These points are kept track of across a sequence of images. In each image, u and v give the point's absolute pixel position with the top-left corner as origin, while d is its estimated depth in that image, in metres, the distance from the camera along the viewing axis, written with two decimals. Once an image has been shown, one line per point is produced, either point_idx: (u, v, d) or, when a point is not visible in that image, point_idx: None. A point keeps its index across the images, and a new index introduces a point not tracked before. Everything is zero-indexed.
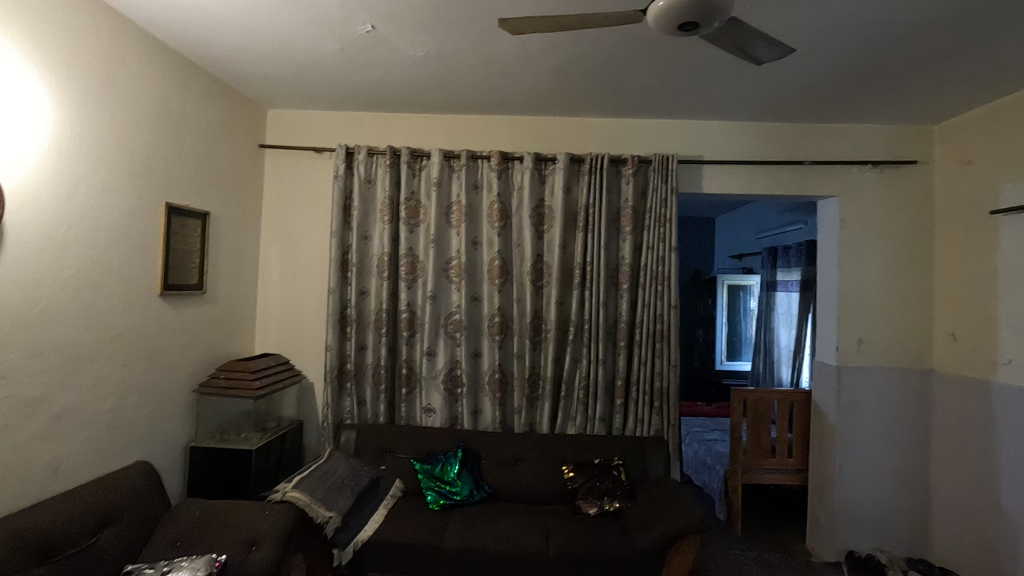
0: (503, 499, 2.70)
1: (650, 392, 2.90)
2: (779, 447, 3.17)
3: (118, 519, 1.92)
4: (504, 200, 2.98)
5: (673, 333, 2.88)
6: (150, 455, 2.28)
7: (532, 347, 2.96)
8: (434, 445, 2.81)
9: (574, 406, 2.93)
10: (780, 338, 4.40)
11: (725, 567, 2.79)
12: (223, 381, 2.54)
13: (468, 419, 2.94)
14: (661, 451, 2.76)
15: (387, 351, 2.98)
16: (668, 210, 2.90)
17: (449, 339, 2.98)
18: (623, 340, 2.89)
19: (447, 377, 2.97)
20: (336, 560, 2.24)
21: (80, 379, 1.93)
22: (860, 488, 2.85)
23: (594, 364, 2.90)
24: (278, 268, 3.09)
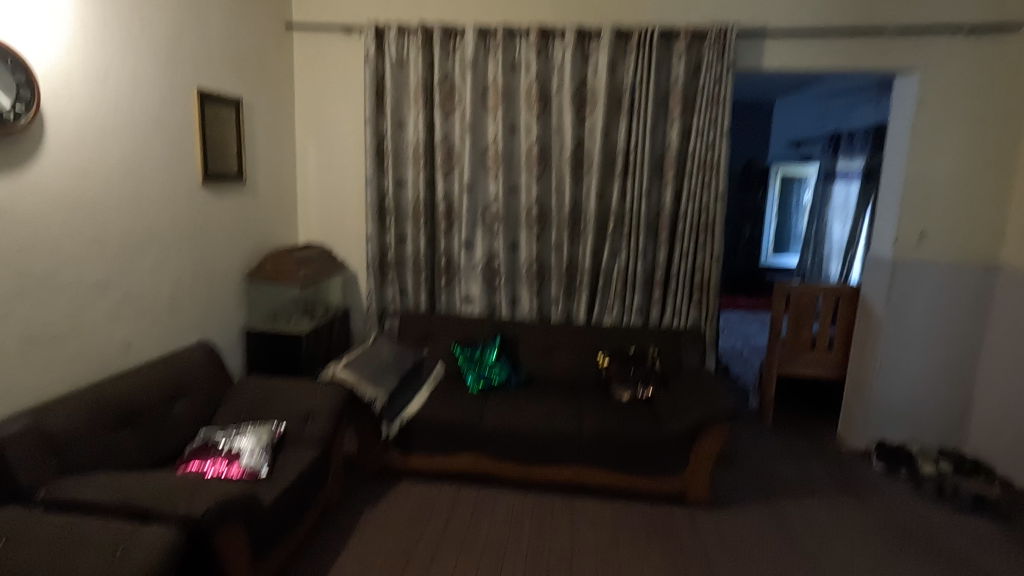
0: (539, 384, 2.81)
1: (689, 284, 2.86)
2: (819, 341, 3.15)
3: (188, 390, 2.11)
4: (543, 82, 2.79)
5: (719, 224, 2.78)
6: (211, 336, 2.45)
7: (571, 238, 2.91)
8: (473, 333, 2.90)
9: (611, 297, 2.94)
10: (834, 232, 4.22)
11: (753, 451, 2.89)
12: (271, 269, 2.64)
13: (506, 308, 3.00)
14: (697, 342, 2.78)
15: (426, 241, 3.00)
16: (722, 90, 2.66)
17: (487, 230, 2.96)
18: (665, 232, 2.81)
19: (485, 268, 3.00)
20: (384, 434, 2.45)
21: (138, 265, 2.03)
22: (900, 383, 2.83)
23: (633, 256, 2.85)
24: (316, 157, 3.06)
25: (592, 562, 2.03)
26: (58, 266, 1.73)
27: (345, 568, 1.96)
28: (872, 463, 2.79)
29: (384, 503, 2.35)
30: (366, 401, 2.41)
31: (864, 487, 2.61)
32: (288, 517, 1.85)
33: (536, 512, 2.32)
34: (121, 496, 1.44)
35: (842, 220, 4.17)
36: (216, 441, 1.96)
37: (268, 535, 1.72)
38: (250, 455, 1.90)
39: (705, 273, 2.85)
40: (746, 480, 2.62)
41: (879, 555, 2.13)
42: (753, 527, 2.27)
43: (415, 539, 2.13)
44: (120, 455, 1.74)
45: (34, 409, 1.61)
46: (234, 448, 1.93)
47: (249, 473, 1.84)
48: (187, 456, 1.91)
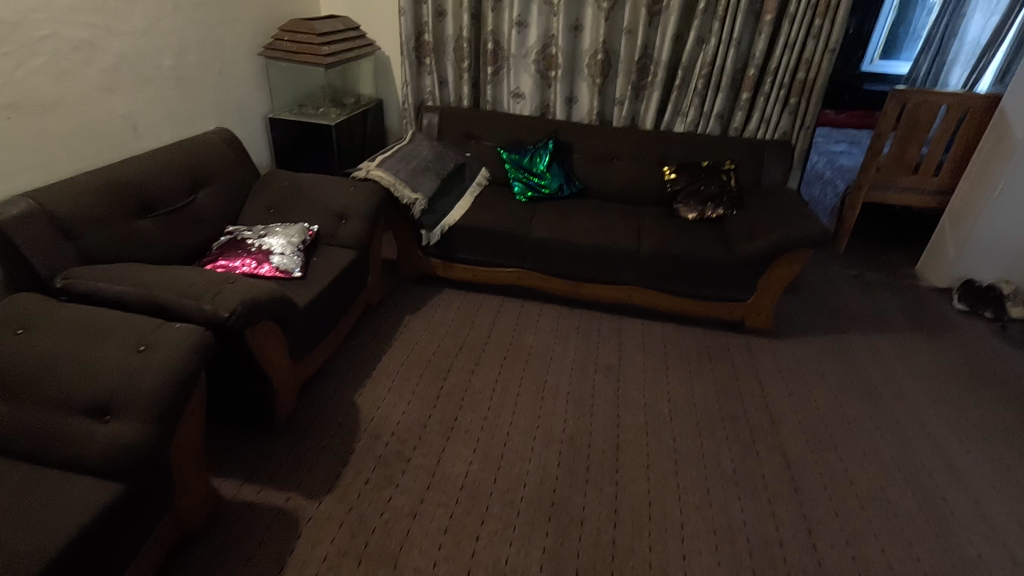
0: (594, 197, 2.52)
1: (788, 85, 2.35)
2: (925, 164, 2.69)
3: (211, 181, 1.90)
4: None
5: (844, 3, 2.15)
6: (230, 123, 2.17)
7: (649, 19, 2.35)
8: (522, 135, 2.54)
9: (688, 97, 2.47)
10: (970, 27, 3.35)
11: (819, 282, 2.66)
12: (289, 44, 2.22)
13: (562, 107, 2.59)
14: (783, 157, 2.38)
15: (470, 19, 2.48)
16: None
17: (545, 6, 2.41)
18: (771, 12, 2.21)
19: (540, 55, 2.51)
20: (424, 242, 2.24)
21: (125, 24, 1.67)
22: (1017, 216, 2.42)
23: (724, 44, 2.30)
24: None
25: (639, 380, 1.96)
26: (24, 16, 1.41)
27: (388, 368, 1.93)
28: (953, 301, 2.54)
29: (425, 309, 2.28)
30: (404, 204, 2.17)
31: (939, 325, 2.40)
32: (326, 320, 1.77)
33: (582, 328, 2.22)
34: (142, 289, 1.31)
35: (987, 11, 3.29)
36: (244, 239, 1.81)
37: (306, 335, 1.65)
38: (282, 255, 1.75)
39: (812, 70, 2.32)
40: (810, 310, 2.43)
41: (948, 392, 1.99)
42: (813, 357, 2.13)
43: (457, 345, 2.08)
44: (142, 246, 1.61)
45: (36, 191, 1.44)
46: (263, 247, 1.78)
47: (282, 273, 1.72)
48: (214, 253, 1.77)
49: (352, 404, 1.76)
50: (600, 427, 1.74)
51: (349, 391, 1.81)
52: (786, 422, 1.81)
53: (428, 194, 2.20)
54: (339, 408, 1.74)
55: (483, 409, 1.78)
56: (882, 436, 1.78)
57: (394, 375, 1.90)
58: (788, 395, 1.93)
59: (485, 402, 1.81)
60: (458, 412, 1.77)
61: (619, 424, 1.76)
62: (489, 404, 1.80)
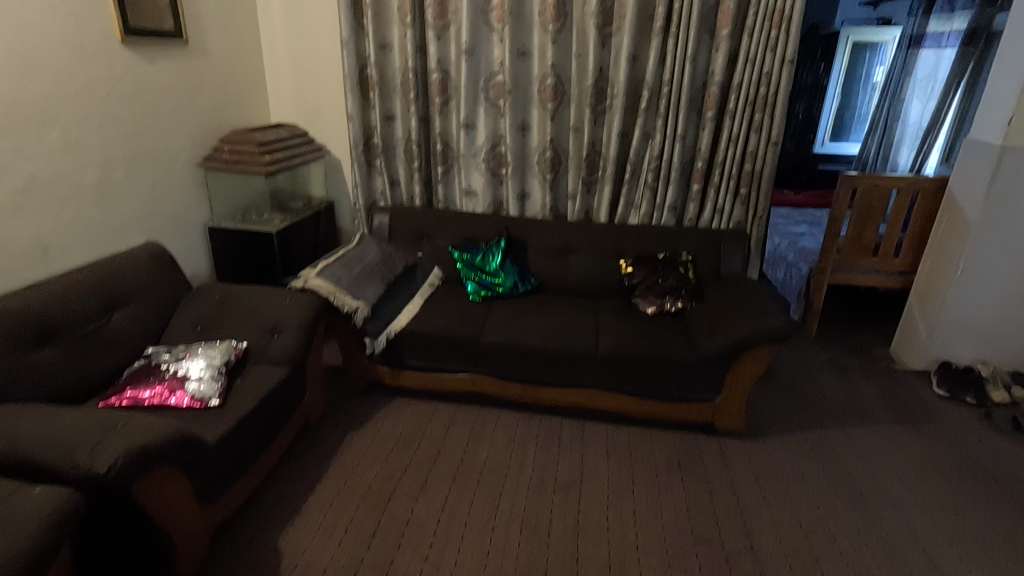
0: (551, 292, 2.44)
1: (736, 176, 2.34)
2: (884, 245, 2.66)
3: (131, 299, 1.78)
4: None
5: (782, 99, 2.19)
6: (163, 235, 2.07)
7: (594, 118, 2.37)
8: (475, 232, 2.48)
9: (640, 191, 2.45)
10: (910, 112, 3.50)
11: (793, 370, 2.54)
12: (227, 155, 2.17)
13: (514, 203, 2.55)
14: (740, 247, 2.33)
15: (417, 122, 2.49)
16: None
17: (491, 109, 2.44)
18: (712, 108, 2.24)
19: (489, 154, 2.51)
20: (369, 350, 2.11)
21: (40, 144, 1.61)
22: (981, 297, 2.37)
23: (669, 138, 2.31)
24: (282, 10, 2.44)
25: (602, 498, 1.77)
26: None
27: (321, 499, 1.73)
28: (932, 386, 2.42)
29: (371, 423, 2.10)
30: (345, 312, 2.06)
31: (921, 413, 2.27)
32: (247, 451, 1.58)
33: (541, 437, 2.05)
34: (11, 446, 1.18)
35: (923, 97, 3.43)
36: (159, 363, 1.67)
37: (220, 473, 1.47)
38: (198, 380, 1.61)
39: (758, 162, 2.32)
40: (784, 403, 2.29)
41: (939, 497, 1.83)
42: (791, 460, 1.97)
43: (403, 466, 1.88)
44: (37, 380, 1.46)
45: None
46: (179, 372, 1.64)
47: (198, 401, 1.56)
48: (123, 382, 1.61)
49: (273, 548, 1.55)
50: (556, 564, 1.53)
51: (272, 531, 1.60)
52: (765, 544, 1.62)
53: (372, 300, 2.11)
54: (257, 554, 1.53)
55: (425, 547, 1.57)
56: (872, 557, 1.59)
57: (327, 508, 1.70)
58: (766, 509, 1.75)
59: (427, 538, 1.60)
60: (395, 552, 1.56)
61: (578, 558, 1.56)
62: (432, 540, 1.59)
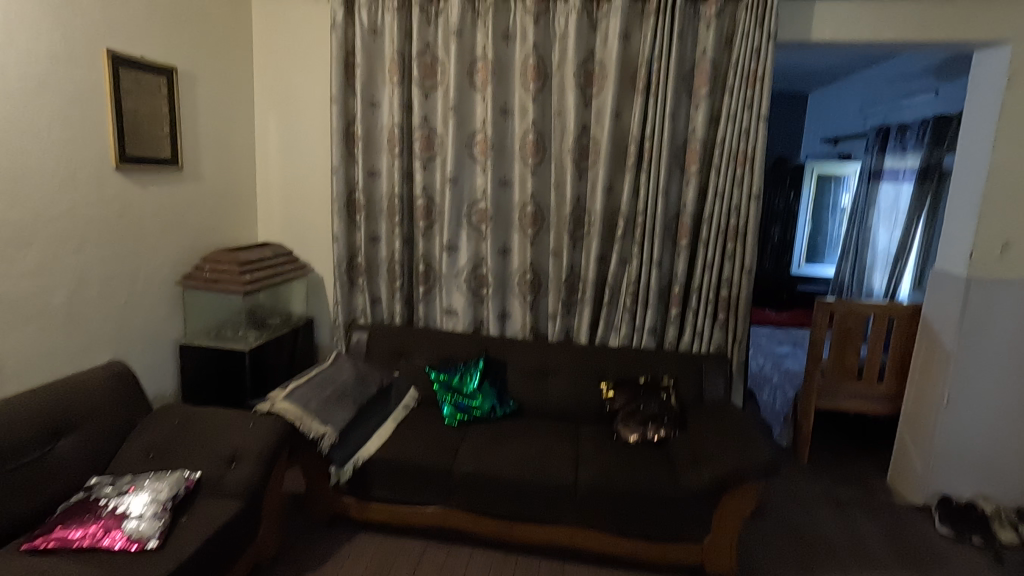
0: (530, 416, 2.35)
1: (713, 301, 2.37)
2: (867, 370, 2.63)
3: (82, 423, 1.68)
4: (543, 53, 2.32)
5: (751, 230, 2.27)
6: (130, 355, 2.02)
7: (572, 243, 2.44)
8: (454, 352, 2.45)
9: (620, 314, 2.47)
10: (878, 239, 3.66)
11: (786, 504, 2.39)
12: (208, 274, 2.19)
13: (494, 323, 2.55)
14: (721, 372, 2.30)
15: (401, 243, 2.55)
16: (761, 65, 2.16)
17: (473, 233, 2.52)
18: (686, 237, 2.32)
19: (470, 275, 2.55)
20: (335, 479, 1.99)
21: (12, 264, 1.61)
22: (970, 426, 2.32)
23: (646, 264, 2.37)
24: (278, 140, 2.60)
25: None
26: None
27: None
28: (935, 524, 2.27)
29: (330, 565, 1.91)
30: (311, 439, 1.95)
31: (926, 556, 2.11)
32: None
33: None
34: None
35: (889, 227, 3.59)
36: (98, 498, 1.55)
37: None
38: (139, 518, 1.47)
39: (734, 289, 2.36)
40: (779, 543, 2.13)
41: None
42: None
43: None
44: None
45: None
46: (119, 508, 1.51)
47: (134, 543, 1.41)
48: (53, 519, 1.48)
49: None
50: None
51: None
52: None
53: (342, 426, 2.01)
54: None
55: None
56: None
57: None
58: None
59: None
60: None
61: None
62: None
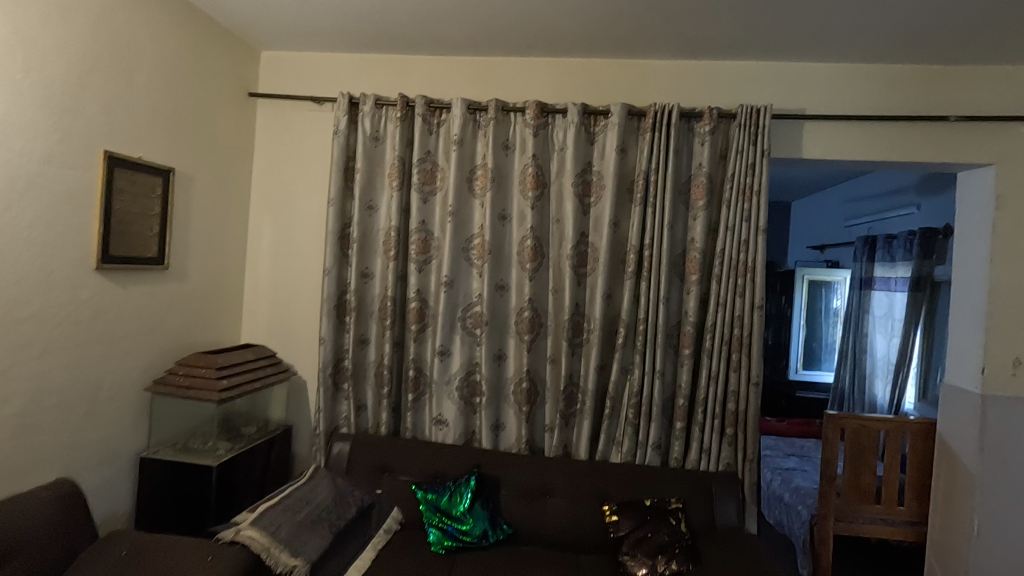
0: (525, 543, 2.13)
1: (720, 416, 2.24)
2: (886, 492, 2.45)
3: (13, 556, 1.45)
4: (541, 163, 2.37)
5: (756, 341, 2.20)
6: (82, 471, 1.82)
7: (570, 350, 2.34)
8: (442, 467, 2.26)
9: (621, 427, 2.32)
10: (877, 346, 3.62)
11: None
12: (181, 379, 2.04)
13: (487, 435, 2.38)
14: (733, 494, 2.13)
15: (392, 347, 2.44)
16: (756, 179, 2.20)
17: (468, 337, 2.43)
18: (689, 347, 2.24)
19: (463, 382, 2.42)
20: None
21: None
22: (1003, 557, 2.14)
23: (648, 374, 2.26)
24: (271, 239, 2.55)
25: None
26: None
27: None
28: None
29: None
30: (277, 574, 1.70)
31: None
32: None
33: None
34: None
35: (886, 335, 3.56)
36: None
37: None
38: None
39: (742, 403, 2.23)
40: None
41: None
42: None
43: None
44: None
45: None
46: None
47: None
48: None
49: None
50: None
51: None
52: None
53: (314, 558, 1.77)
54: None
55: None
56: None
57: None
58: None
59: None
60: None
61: None
62: None
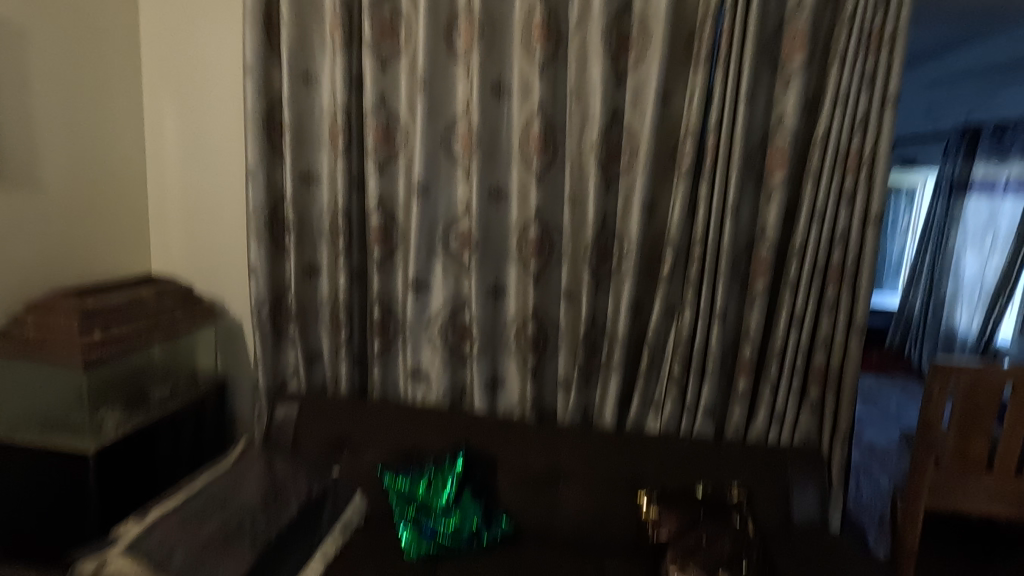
0: (530, 541, 1.61)
1: (802, 373, 1.62)
2: (1002, 460, 1.88)
3: None
4: (555, 4, 1.57)
5: (866, 271, 1.52)
6: None
7: (596, 283, 1.69)
8: (420, 441, 1.68)
9: (662, 385, 1.71)
10: (965, 265, 3.12)
11: None
12: (30, 329, 1.45)
13: (481, 395, 1.78)
14: (814, 479, 1.58)
15: (349, 280, 1.78)
16: (888, 20, 1.42)
17: (451, 264, 1.77)
18: (765, 279, 1.57)
19: (447, 325, 1.79)
20: None
21: None
22: None
23: (703, 317, 1.62)
24: (175, 129, 1.82)
25: None
26: None
27: None
28: None
29: None
30: None
31: None
32: None
33: None
34: None
35: (981, 251, 3.05)
36: None
37: None
38: None
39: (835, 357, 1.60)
40: None
41: None
42: None
43: None
44: None
45: None
46: None
47: None
48: None
49: None
50: None
51: None
52: None
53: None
54: None
55: None
56: None
57: None
58: None
59: None
60: None
61: None
62: None
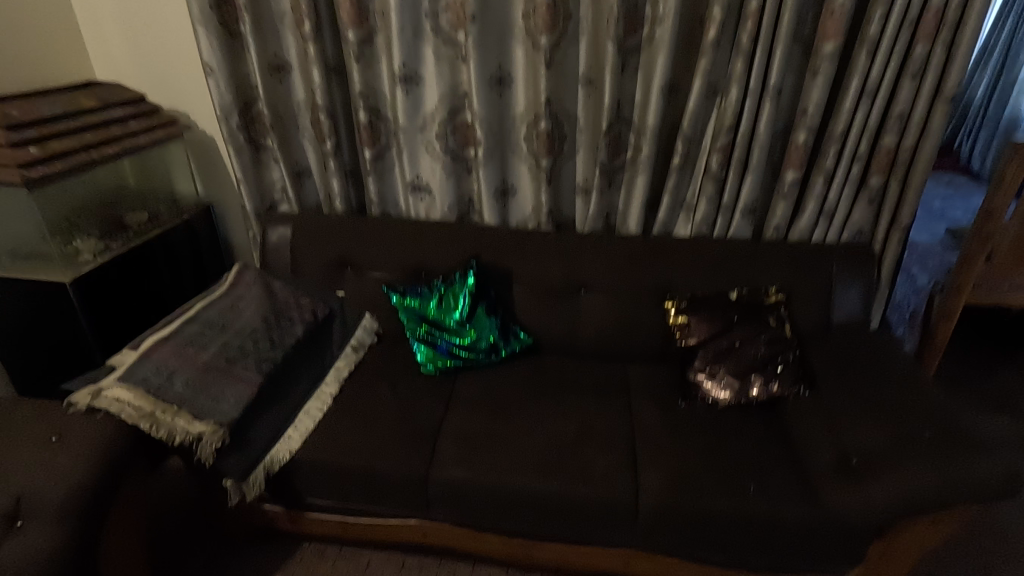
0: (550, 352, 1.55)
1: (864, 159, 1.39)
2: None
3: None
4: None
5: (971, 20, 1.20)
6: None
7: (621, 62, 1.38)
8: (427, 258, 1.55)
9: (696, 183, 1.50)
10: None
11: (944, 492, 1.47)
12: None
13: (490, 206, 1.60)
14: (861, 276, 1.44)
15: (324, 77, 1.50)
16: None
17: (445, 49, 1.45)
18: (836, 40, 1.25)
19: (446, 127, 1.54)
20: (236, 497, 1.17)
21: None
22: None
23: (753, 97, 1.34)
24: None
25: None
26: None
27: None
28: None
29: None
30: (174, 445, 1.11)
31: None
32: None
33: None
34: None
35: None
36: None
37: None
38: None
39: (907, 136, 1.35)
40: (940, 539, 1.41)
41: None
42: None
43: None
44: None
45: None
46: None
47: None
48: None
49: None
50: None
51: None
52: None
53: (235, 417, 1.15)
54: None
55: None
56: None
57: None
58: None
59: None
60: None
61: None
62: None
